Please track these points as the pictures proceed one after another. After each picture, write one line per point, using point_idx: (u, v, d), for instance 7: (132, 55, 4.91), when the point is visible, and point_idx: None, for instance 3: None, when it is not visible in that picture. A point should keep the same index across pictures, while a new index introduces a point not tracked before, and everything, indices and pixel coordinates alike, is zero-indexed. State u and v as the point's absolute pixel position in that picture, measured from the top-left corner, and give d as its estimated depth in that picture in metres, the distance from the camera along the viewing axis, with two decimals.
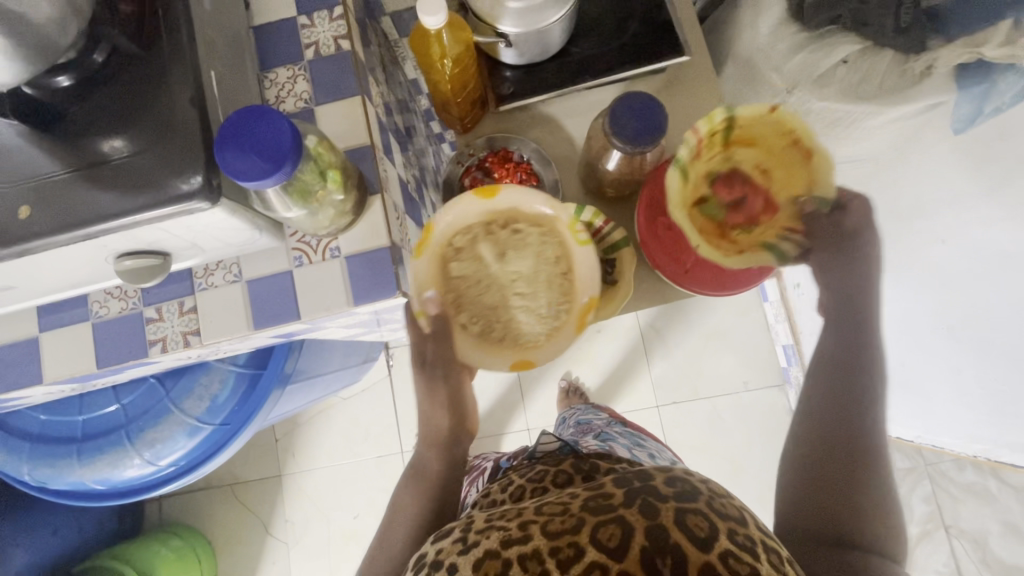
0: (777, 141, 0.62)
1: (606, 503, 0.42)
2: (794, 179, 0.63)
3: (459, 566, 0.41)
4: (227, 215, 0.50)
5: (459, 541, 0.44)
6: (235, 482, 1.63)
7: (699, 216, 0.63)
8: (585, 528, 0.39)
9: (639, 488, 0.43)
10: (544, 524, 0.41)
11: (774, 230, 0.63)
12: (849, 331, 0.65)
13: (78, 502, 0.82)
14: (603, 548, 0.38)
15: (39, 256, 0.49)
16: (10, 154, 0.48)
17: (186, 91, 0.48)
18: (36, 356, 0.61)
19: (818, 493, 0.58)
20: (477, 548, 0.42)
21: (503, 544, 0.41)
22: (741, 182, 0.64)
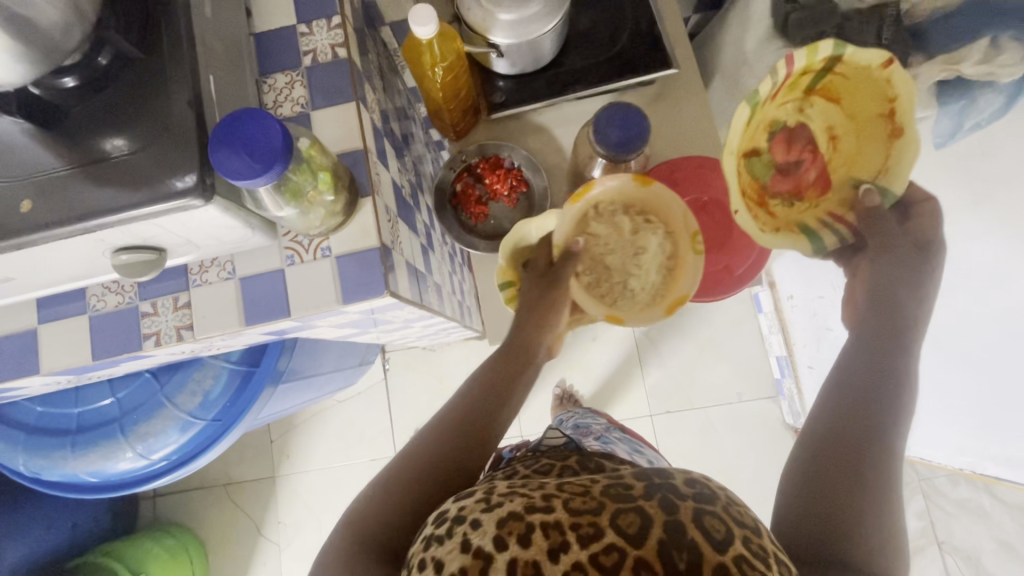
0: (870, 108, 0.62)
1: (626, 492, 0.39)
2: (866, 156, 0.64)
3: (480, 524, 0.39)
4: (221, 213, 0.52)
5: (484, 500, 0.41)
6: (230, 482, 1.64)
7: (748, 169, 0.64)
8: (609, 511, 0.37)
9: (660, 482, 0.40)
10: (567, 499, 0.39)
11: (815, 207, 0.66)
12: (884, 338, 0.57)
13: (70, 494, 0.83)
14: (622, 535, 0.36)
15: (38, 248, 0.51)
16: (15, 151, 0.50)
17: (185, 94, 0.50)
18: (33, 347, 0.63)
19: (828, 484, 0.46)
20: (501, 508, 0.39)
21: (526, 509, 0.38)
22: (807, 142, 0.65)
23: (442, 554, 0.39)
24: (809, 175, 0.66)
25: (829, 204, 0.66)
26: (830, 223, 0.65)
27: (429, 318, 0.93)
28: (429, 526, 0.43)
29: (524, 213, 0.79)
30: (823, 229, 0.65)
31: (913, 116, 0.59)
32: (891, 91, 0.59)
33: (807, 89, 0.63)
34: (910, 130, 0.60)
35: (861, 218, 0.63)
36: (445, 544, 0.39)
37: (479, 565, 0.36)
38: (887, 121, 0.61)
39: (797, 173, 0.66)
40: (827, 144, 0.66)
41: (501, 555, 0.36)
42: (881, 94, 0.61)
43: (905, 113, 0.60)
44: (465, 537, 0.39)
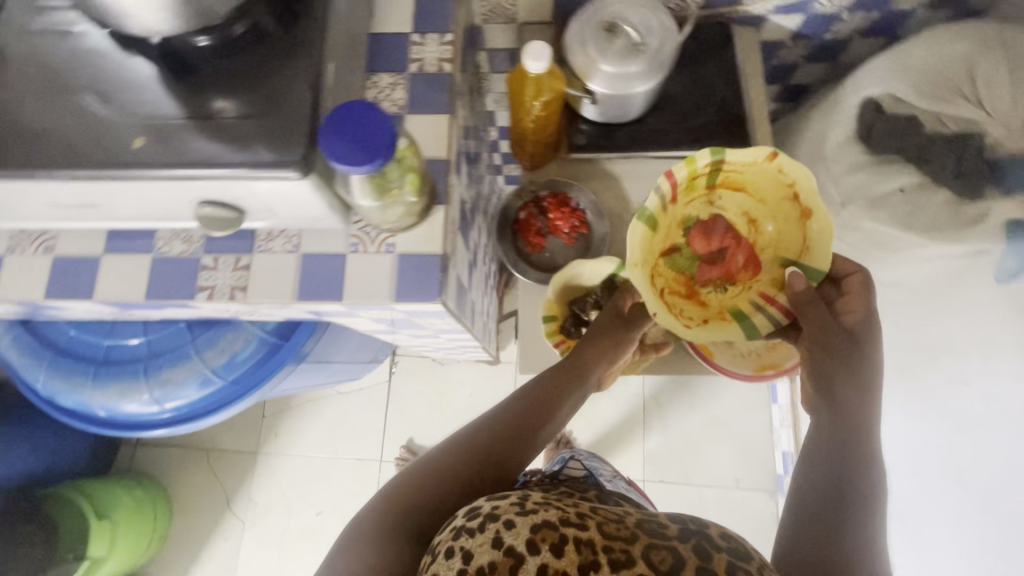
0: (776, 193, 0.72)
1: (663, 531, 0.48)
2: (785, 237, 0.73)
3: (516, 526, 0.46)
4: (309, 189, 0.54)
5: (519, 505, 0.49)
6: (213, 447, 1.63)
7: (669, 266, 0.73)
8: (642, 545, 0.46)
9: (695, 530, 0.49)
10: (601, 524, 0.48)
11: (746, 290, 0.73)
12: (851, 352, 0.63)
13: (71, 424, 0.82)
14: (653, 566, 0.45)
15: (137, 185, 0.54)
16: (141, 90, 0.53)
17: (308, 74, 0.54)
18: (92, 274, 0.65)
19: (820, 507, 0.52)
20: (537, 515, 0.48)
21: (561, 522, 0.47)
22: (724, 231, 0.74)
23: (474, 544, 0.47)
24: (736, 261, 0.74)
25: (762, 286, 0.73)
26: (767, 307, 0.72)
27: (459, 333, 0.94)
28: (461, 517, 0.51)
29: (580, 253, 0.81)
30: (754, 315, 0.72)
31: (816, 196, 0.69)
32: (785, 177, 0.70)
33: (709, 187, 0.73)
34: (816, 209, 0.69)
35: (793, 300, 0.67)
36: (477, 536, 0.47)
37: (509, 563, 0.44)
38: (793, 204, 0.71)
39: (723, 261, 0.74)
40: (746, 229, 0.74)
41: (533, 560, 0.44)
42: (780, 178, 0.70)
43: (807, 196, 0.69)
44: (498, 533, 0.47)
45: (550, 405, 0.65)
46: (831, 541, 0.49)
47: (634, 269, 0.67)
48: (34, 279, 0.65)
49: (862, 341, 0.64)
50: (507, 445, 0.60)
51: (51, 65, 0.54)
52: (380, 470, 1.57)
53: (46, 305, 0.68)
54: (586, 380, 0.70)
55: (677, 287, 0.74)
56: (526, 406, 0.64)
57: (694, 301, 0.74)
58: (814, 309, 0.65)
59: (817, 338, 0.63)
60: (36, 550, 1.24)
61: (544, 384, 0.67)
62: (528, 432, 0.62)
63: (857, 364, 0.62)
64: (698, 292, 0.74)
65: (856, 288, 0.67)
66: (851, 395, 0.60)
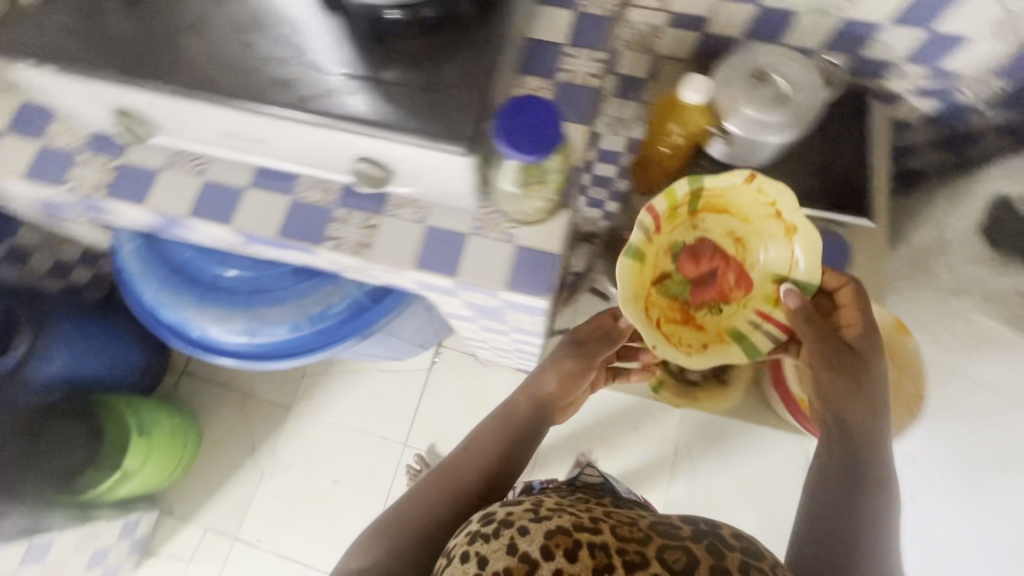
0: (758, 212, 0.75)
1: (676, 532, 0.60)
2: (771, 252, 0.77)
3: (530, 535, 0.58)
4: (463, 167, 0.57)
5: (535, 515, 0.61)
6: (250, 394, 1.69)
7: (667, 294, 0.78)
8: (655, 547, 0.57)
9: (707, 532, 0.60)
10: (613, 528, 0.60)
11: (741, 308, 0.78)
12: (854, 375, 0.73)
13: (164, 337, 0.86)
14: (669, 564, 0.55)
15: (312, 131, 0.58)
16: (337, 46, 0.58)
17: (487, 63, 0.58)
18: (234, 203, 0.70)
19: (832, 517, 0.67)
20: (550, 521, 0.59)
21: (574, 528, 0.59)
22: (712, 253, 0.78)
23: (493, 546, 0.58)
24: (727, 279, 0.80)
25: (755, 304, 0.78)
26: (764, 323, 0.78)
27: (530, 335, 0.96)
28: (475, 523, 0.63)
29: None
30: (751, 333, 0.78)
31: (798, 213, 0.72)
32: (766, 198, 0.73)
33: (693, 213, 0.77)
34: (797, 227, 0.73)
35: (789, 315, 0.75)
36: (496, 542, 0.58)
37: (525, 567, 0.55)
38: (776, 222, 0.74)
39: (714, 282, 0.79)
40: (732, 248, 0.79)
41: (547, 561, 0.55)
42: (762, 201, 0.74)
43: (788, 213, 0.73)
44: (513, 539, 0.58)
45: (521, 436, 0.80)
46: (839, 546, 0.64)
47: (631, 307, 0.72)
48: (182, 196, 0.71)
49: (858, 354, 0.74)
50: (486, 474, 0.74)
51: (260, 10, 0.59)
52: (402, 454, 1.59)
53: (181, 225, 0.73)
54: (550, 413, 0.86)
55: (673, 314, 0.78)
56: (499, 441, 0.78)
57: (692, 325, 0.79)
58: (819, 332, 0.73)
59: (822, 353, 0.73)
60: (83, 433, 1.37)
61: (513, 424, 0.81)
62: (506, 462, 0.76)
63: (866, 383, 0.73)
64: (695, 316, 0.79)
65: (850, 301, 0.76)
66: (861, 413, 0.72)
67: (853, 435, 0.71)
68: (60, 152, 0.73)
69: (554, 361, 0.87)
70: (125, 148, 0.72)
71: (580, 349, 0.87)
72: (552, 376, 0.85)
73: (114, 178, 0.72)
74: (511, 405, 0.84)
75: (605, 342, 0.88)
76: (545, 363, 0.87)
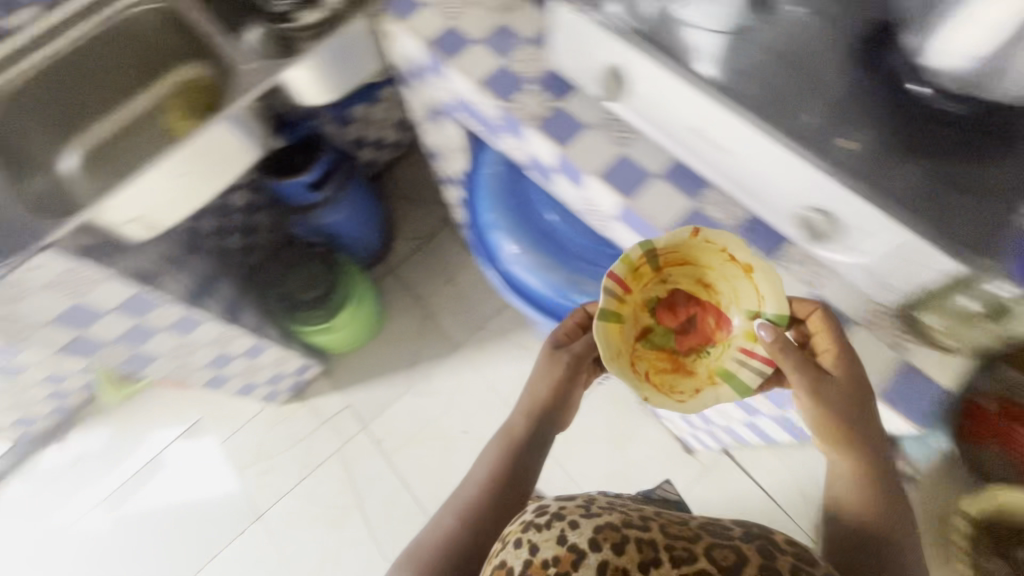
0: (713, 255, 0.72)
1: (723, 534, 0.64)
2: (742, 292, 0.72)
3: (581, 527, 0.63)
4: (937, 271, 0.55)
5: (585, 510, 0.66)
6: (432, 317, 1.82)
7: (649, 347, 0.76)
8: (705, 546, 0.62)
9: (758, 536, 0.64)
10: (662, 527, 0.64)
11: (728, 350, 0.74)
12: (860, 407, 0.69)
13: (479, 253, 1.00)
14: (717, 562, 0.59)
15: (791, 169, 0.59)
16: (853, 106, 0.59)
17: (1008, 182, 0.55)
18: (642, 184, 0.74)
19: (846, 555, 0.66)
20: (599, 518, 0.64)
21: (622, 524, 0.64)
22: (686, 302, 0.76)
23: (546, 533, 0.63)
24: (709, 323, 0.76)
25: (739, 341, 0.73)
26: (749, 361, 0.73)
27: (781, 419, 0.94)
28: (529, 513, 0.67)
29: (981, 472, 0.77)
30: (741, 371, 0.73)
31: (749, 254, 0.68)
32: (716, 245, 0.70)
33: (657, 269, 0.74)
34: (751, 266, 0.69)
35: (769, 347, 0.70)
36: (546, 532, 0.63)
37: (573, 557, 0.60)
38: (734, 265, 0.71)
39: (695, 328, 0.76)
40: (705, 294, 0.76)
41: (594, 552, 0.60)
42: (713, 247, 0.70)
43: (742, 255, 0.69)
44: (563, 531, 0.63)
45: (519, 455, 0.83)
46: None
47: (613, 365, 0.71)
48: (599, 157, 0.77)
49: (839, 383, 0.69)
50: (496, 496, 0.79)
51: (788, 46, 0.63)
52: None
53: (574, 180, 0.80)
54: (549, 425, 0.87)
55: (662, 364, 0.75)
56: (500, 465, 0.82)
57: (683, 372, 0.75)
58: (803, 372, 0.69)
59: (810, 390, 0.70)
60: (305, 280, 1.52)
61: (511, 449, 0.84)
62: (514, 484, 0.81)
63: (858, 409, 0.69)
64: (682, 362, 0.75)
65: (826, 329, 0.69)
66: (856, 440, 0.70)
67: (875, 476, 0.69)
68: (514, 74, 0.83)
69: (538, 391, 0.86)
70: (569, 95, 0.81)
71: (567, 370, 0.86)
72: (540, 407, 0.86)
73: (548, 115, 0.80)
74: (506, 430, 0.86)
75: (586, 356, 0.87)
76: (531, 387, 0.87)
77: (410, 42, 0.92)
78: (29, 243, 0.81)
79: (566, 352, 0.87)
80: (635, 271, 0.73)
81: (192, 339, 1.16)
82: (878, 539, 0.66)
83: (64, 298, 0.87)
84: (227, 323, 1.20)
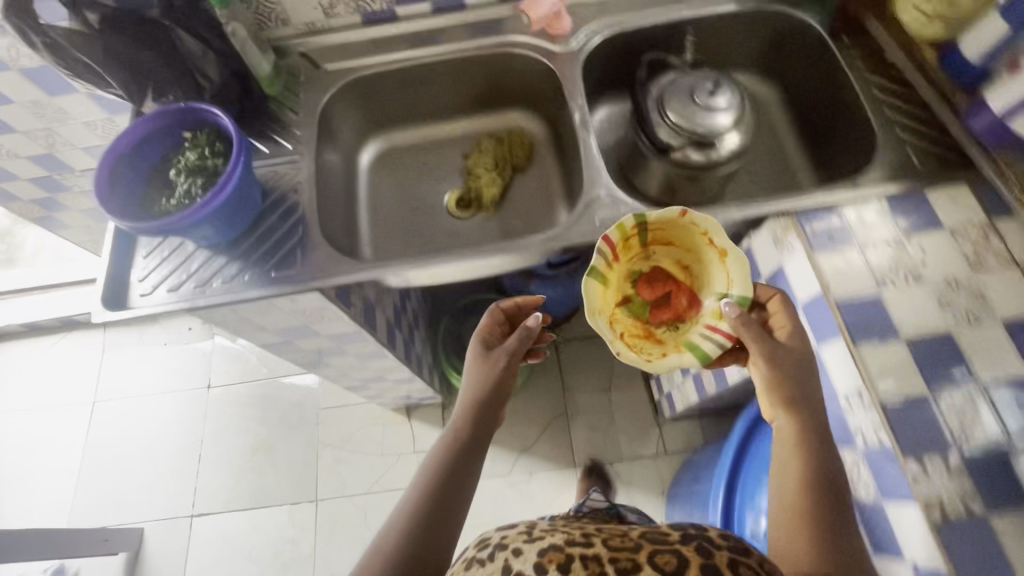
0: (693, 237, 0.71)
1: (665, 536, 0.47)
2: (715, 275, 0.70)
3: (523, 552, 0.46)
4: None
5: (528, 534, 0.49)
6: (568, 415, 1.63)
7: (626, 316, 0.71)
8: (645, 552, 0.44)
9: (697, 534, 0.47)
10: (605, 540, 0.47)
11: (696, 327, 0.70)
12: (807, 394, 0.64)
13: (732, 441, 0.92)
14: (658, 568, 0.42)
15: None
16: None
17: None
18: None
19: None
20: (542, 541, 0.47)
21: (566, 543, 0.46)
22: (665, 278, 0.72)
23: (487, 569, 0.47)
24: (681, 303, 0.73)
25: (707, 319, 0.69)
26: (712, 336, 0.67)
27: None
28: (473, 548, 0.52)
29: None
30: (703, 344, 0.66)
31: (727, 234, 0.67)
32: (701, 227, 0.69)
33: (642, 243, 0.72)
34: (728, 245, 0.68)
35: (734, 324, 0.66)
36: (490, 565, 0.47)
37: None
38: (713, 246, 0.69)
39: (671, 304, 0.72)
40: (683, 275, 0.74)
41: None
42: (697, 227, 0.70)
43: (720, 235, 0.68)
44: (507, 561, 0.47)
45: (453, 466, 0.66)
46: None
47: (595, 321, 0.65)
48: None
49: (786, 356, 0.66)
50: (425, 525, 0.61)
51: None
52: None
53: None
54: (487, 427, 0.71)
55: (636, 332, 0.70)
56: (429, 483, 0.65)
57: (654, 342, 0.69)
58: (762, 341, 0.66)
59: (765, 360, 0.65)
60: None
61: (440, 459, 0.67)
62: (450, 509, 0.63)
63: (806, 390, 0.64)
64: (654, 334, 0.71)
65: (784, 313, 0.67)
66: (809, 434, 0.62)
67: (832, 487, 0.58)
68: (937, 422, 0.59)
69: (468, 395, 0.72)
70: (1005, 508, 0.55)
71: (504, 369, 0.73)
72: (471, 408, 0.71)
73: (961, 519, 0.55)
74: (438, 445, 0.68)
75: (521, 352, 0.74)
76: (467, 394, 0.72)
77: (800, 270, 0.70)
78: (306, 276, 0.74)
79: (505, 356, 0.74)
80: (622, 239, 0.69)
81: (367, 363, 1.08)
82: None
83: (300, 318, 0.80)
84: (401, 361, 1.12)
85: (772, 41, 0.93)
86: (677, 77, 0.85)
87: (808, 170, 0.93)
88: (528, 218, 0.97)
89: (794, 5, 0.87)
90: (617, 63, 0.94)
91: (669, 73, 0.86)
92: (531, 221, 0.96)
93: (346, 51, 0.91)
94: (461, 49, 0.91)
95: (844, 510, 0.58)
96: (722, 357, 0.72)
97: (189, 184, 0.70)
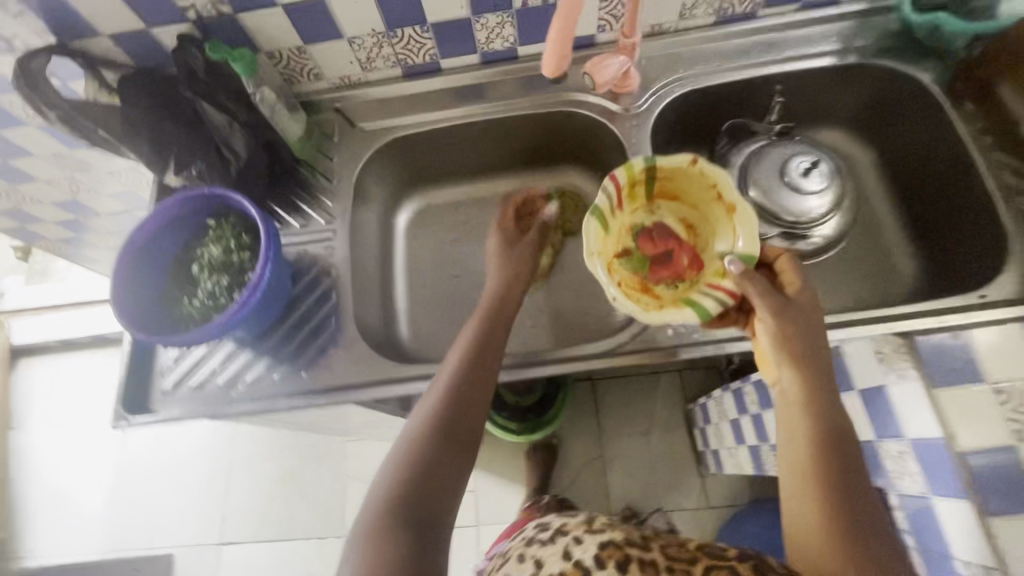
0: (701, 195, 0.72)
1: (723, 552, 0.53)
2: (720, 231, 0.71)
3: (585, 542, 0.56)
4: None
5: (588, 524, 0.59)
6: (605, 461, 1.54)
7: (625, 269, 0.71)
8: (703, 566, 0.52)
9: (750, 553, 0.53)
10: (665, 547, 0.55)
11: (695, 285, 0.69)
12: (813, 326, 0.60)
13: None
14: None
15: None
16: None
17: None
18: None
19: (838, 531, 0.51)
20: (600, 532, 0.57)
21: (625, 542, 0.55)
22: (667, 236, 0.74)
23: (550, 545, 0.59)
24: (682, 262, 0.73)
25: (707, 276, 0.68)
26: (713, 293, 0.65)
27: None
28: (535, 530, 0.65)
29: None
30: (704, 299, 0.65)
31: (736, 190, 0.68)
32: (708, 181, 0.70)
33: (647, 200, 0.74)
34: (735, 198, 0.68)
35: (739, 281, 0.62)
36: (551, 547, 0.59)
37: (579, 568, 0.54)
38: (719, 202, 0.70)
39: (672, 262, 0.73)
40: (686, 233, 0.75)
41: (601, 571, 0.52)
42: (703, 181, 0.70)
43: (730, 190, 0.69)
44: (568, 546, 0.57)
45: (473, 366, 0.61)
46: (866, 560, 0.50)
47: (592, 262, 0.65)
48: None
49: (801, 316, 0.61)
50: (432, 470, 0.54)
51: None
52: None
53: None
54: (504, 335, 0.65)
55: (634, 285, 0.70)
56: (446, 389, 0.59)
57: (651, 295, 0.69)
58: (770, 299, 0.60)
59: (774, 313, 0.59)
60: None
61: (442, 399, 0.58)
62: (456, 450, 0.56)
63: (814, 338, 0.59)
64: (652, 291, 0.70)
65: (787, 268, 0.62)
66: (813, 370, 0.58)
67: (835, 424, 0.57)
68: None
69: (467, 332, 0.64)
70: None
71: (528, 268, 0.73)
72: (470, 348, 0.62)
73: None
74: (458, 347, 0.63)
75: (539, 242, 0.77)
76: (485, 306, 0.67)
77: (911, 403, 0.60)
78: (336, 385, 0.67)
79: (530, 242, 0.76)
80: (628, 188, 0.70)
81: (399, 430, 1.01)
82: (863, 541, 0.51)
83: (330, 414, 0.73)
84: None
85: (871, 101, 0.80)
86: (765, 148, 0.74)
87: (907, 251, 0.80)
88: (580, 292, 0.87)
89: (906, 62, 0.74)
90: (693, 123, 0.82)
91: (756, 141, 0.75)
92: (582, 294, 0.86)
93: (383, 108, 0.82)
94: (511, 107, 0.81)
95: (855, 468, 0.55)
96: (722, 318, 0.67)
97: (214, 282, 0.63)
